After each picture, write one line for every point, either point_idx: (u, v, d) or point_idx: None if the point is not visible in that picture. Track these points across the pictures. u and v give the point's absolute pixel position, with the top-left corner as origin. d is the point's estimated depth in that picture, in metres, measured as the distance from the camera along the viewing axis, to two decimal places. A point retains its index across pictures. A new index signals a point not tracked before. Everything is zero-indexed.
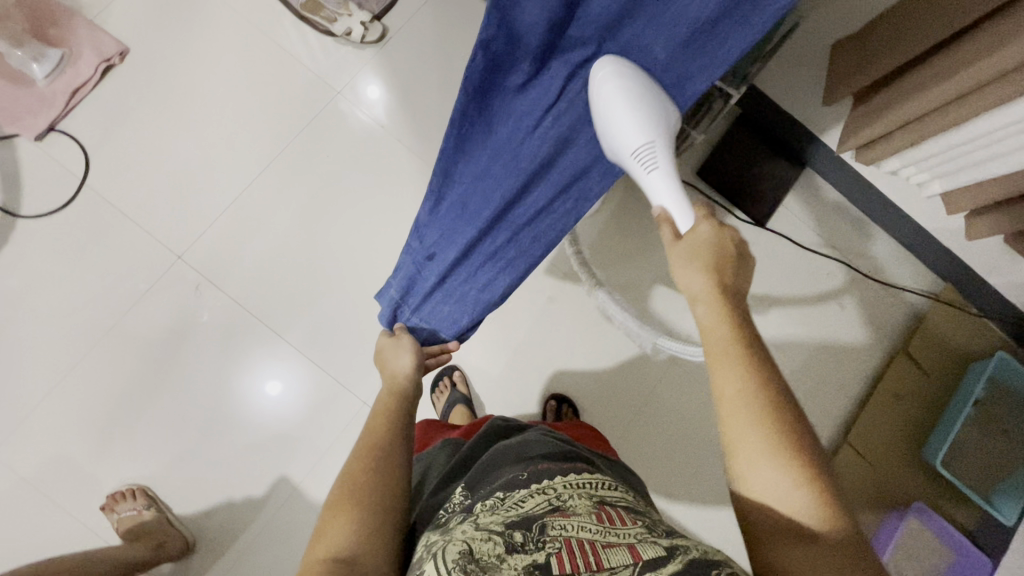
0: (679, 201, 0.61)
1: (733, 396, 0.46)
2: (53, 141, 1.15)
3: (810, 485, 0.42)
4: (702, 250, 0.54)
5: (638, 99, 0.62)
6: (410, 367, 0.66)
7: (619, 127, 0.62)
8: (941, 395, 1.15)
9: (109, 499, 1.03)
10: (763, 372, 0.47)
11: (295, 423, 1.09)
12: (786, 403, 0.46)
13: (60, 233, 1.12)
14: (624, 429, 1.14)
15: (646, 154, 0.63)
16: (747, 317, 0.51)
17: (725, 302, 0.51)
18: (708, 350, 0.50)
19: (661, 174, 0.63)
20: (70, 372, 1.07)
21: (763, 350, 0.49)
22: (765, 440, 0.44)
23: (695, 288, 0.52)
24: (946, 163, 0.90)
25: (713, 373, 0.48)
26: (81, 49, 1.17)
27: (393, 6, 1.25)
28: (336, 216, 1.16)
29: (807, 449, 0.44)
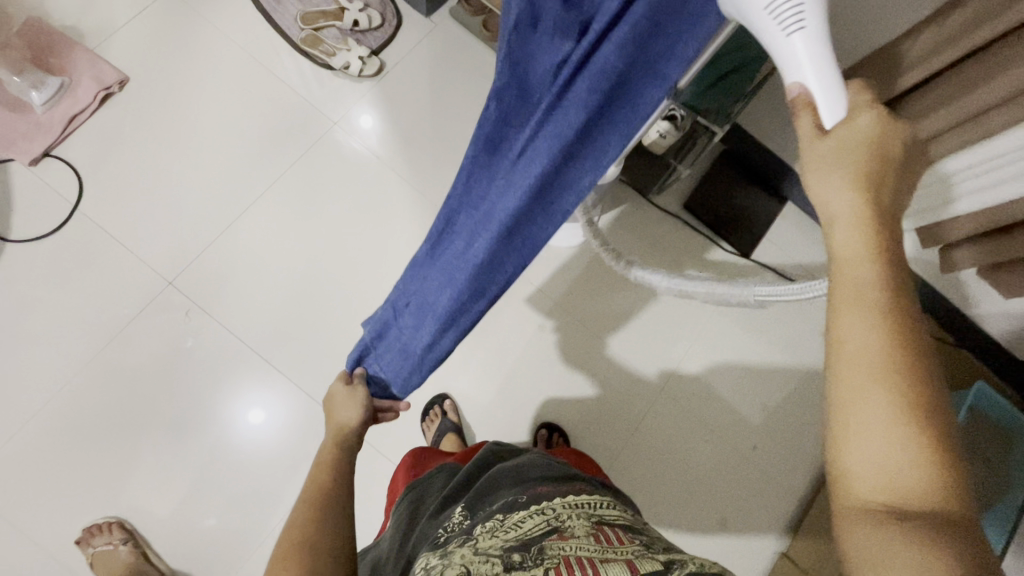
0: (830, 88, 0.39)
1: (863, 346, 0.35)
2: (47, 166, 1.15)
3: (932, 463, 0.33)
4: (837, 151, 0.38)
5: None
6: (352, 422, 0.69)
7: None
8: None
9: (86, 533, 1.00)
10: (904, 320, 0.36)
11: (282, 452, 1.07)
12: (921, 360, 0.35)
13: (50, 257, 1.11)
14: (615, 457, 1.14)
15: (784, 10, 0.39)
16: (902, 248, 0.38)
17: (880, 225, 0.37)
18: (837, 284, 0.37)
19: (806, 36, 0.39)
20: (53, 399, 1.05)
21: (911, 295, 0.37)
22: (888, 396, 0.34)
23: (833, 202, 0.38)
24: (919, 199, 0.95)
25: (835, 317, 0.37)
26: (81, 77, 1.19)
27: (390, 42, 1.29)
28: (330, 243, 1.17)
29: (938, 418, 0.34)
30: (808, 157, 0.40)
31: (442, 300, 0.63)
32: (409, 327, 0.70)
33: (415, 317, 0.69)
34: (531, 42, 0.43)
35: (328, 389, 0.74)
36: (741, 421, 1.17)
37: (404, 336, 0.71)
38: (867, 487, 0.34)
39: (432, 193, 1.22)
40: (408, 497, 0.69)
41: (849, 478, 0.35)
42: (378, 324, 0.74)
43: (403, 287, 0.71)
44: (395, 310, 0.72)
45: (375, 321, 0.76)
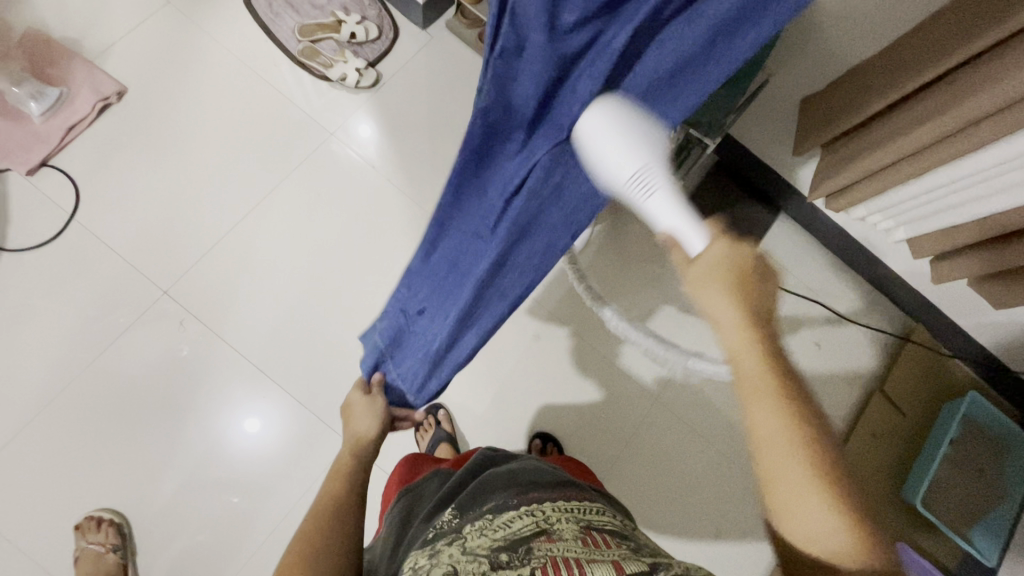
0: (691, 225, 0.47)
1: (772, 438, 0.42)
2: (44, 176, 1.15)
3: (850, 526, 0.41)
4: (717, 270, 0.45)
5: (631, 121, 0.43)
6: (368, 432, 0.72)
7: (606, 160, 0.44)
8: (917, 433, 1.17)
9: (80, 524, 0.99)
10: (801, 410, 0.42)
11: (275, 461, 1.07)
12: (817, 431, 0.42)
13: (45, 266, 1.11)
14: (610, 468, 1.13)
15: (642, 180, 0.45)
16: (777, 339, 0.44)
17: (756, 332, 0.43)
18: (738, 384, 0.44)
19: (664, 196, 0.46)
20: (45, 408, 1.05)
21: (797, 379, 0.43)
22: (804, 471, 0.41)
23: (716, 315, 0.44)
24: (909, 210, 0.96)
25: (746, 410, 0.43)
26: (80, 88, 1.20)
27: (387, 54, 1.31)
28: (326, 252, 1.18)
29: (846, 490, 0.41)
30: (688, 282, 0.46)
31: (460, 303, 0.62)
32: (427, 328, 0.71)
33: (431, 321, 0.70)
34: (516, 69, 0.43)
35: (347, 396, 0.76)
36: (736, 432, 1.17)
37: (416, 339, 0.73)
38: (805, 541, 0.42)
39: (427, 203, 1.23)
40: (401, 501, 0.69)
41: (793, 539, 0.43)
42: (388, 332, 0.75)
43: (410, 296, 0.72)
44: (406, 316, 0.73)
45: (383, 330, 0.76)
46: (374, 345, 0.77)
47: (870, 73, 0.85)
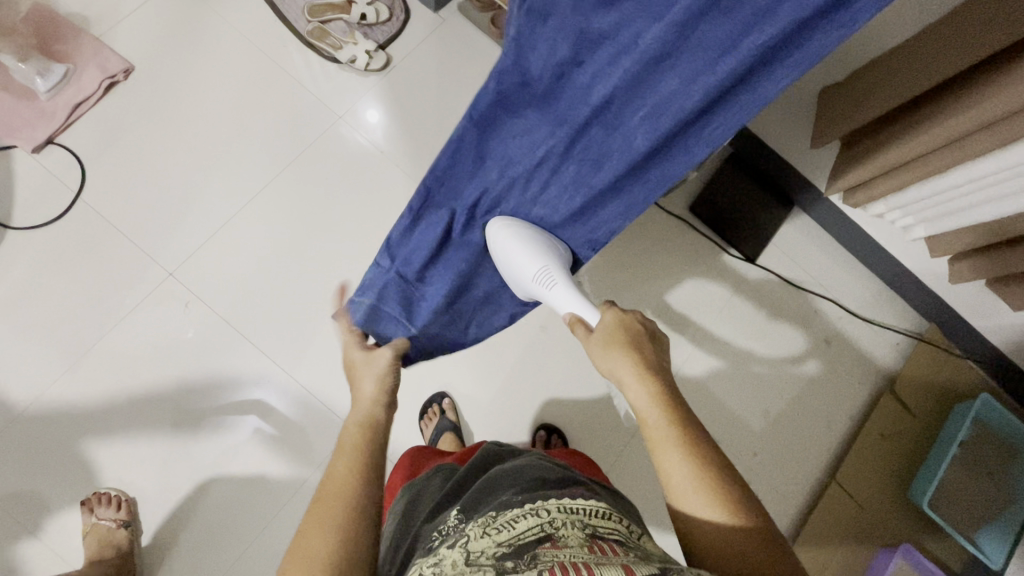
0: (584, 309, 0.64)
1: (681, 480, 0.47)
2: (50, 154, 1.14)
3: (762, 548, 0.44)
4: (613, 330, 0.58)
5: (525, 240, 0.69)
6: (369, 397, 0.58)
7: (515, 265, 0.69)
8: (926, 436, 1.16)
9: (90, 499, 1.00)
10: (701, 450, 0.48)
11: (278, 445, 1.07)
12: (723, 467, 0.48)
13: (51, 245, 1.11)
14: (614, 461, 1.13)
15: (543, 276, 0.67)
16: (679, 395, 0.53)
17: (655, 383, 0.53)
18: (648, 436, 0.50)
19: (563, 287, 0.67)
20: (50, 387, 1.05)
21: (698, 422, 0.50)
22: (716, 514, 0.45)
23: (621, 371, 0.54)
24: (930, 208, 0.93)
25: (657, 462, 0.49)
26: (86, 65, 1.18)
27: (398, 36, 1.28)
28: (332, 237, 1.16)
29: (752, 518, 0.45)
30: (594, 355, 0.58)
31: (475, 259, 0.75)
32: (434, 287, 0.76)
33: (438, 279, 0.76)
34: (534, 36, 0.56)
35: (345, 357, 0.65)
36: (743, 428, 1.16)
37: (429, 299, 0.77)
38: None
39: None
40: (404, 497, 0.68)
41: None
42: (405, 279, 0.76)
43: (408, 264, 0.75)
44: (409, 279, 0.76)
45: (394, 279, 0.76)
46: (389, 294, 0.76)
47: (886, 68, 0.83)
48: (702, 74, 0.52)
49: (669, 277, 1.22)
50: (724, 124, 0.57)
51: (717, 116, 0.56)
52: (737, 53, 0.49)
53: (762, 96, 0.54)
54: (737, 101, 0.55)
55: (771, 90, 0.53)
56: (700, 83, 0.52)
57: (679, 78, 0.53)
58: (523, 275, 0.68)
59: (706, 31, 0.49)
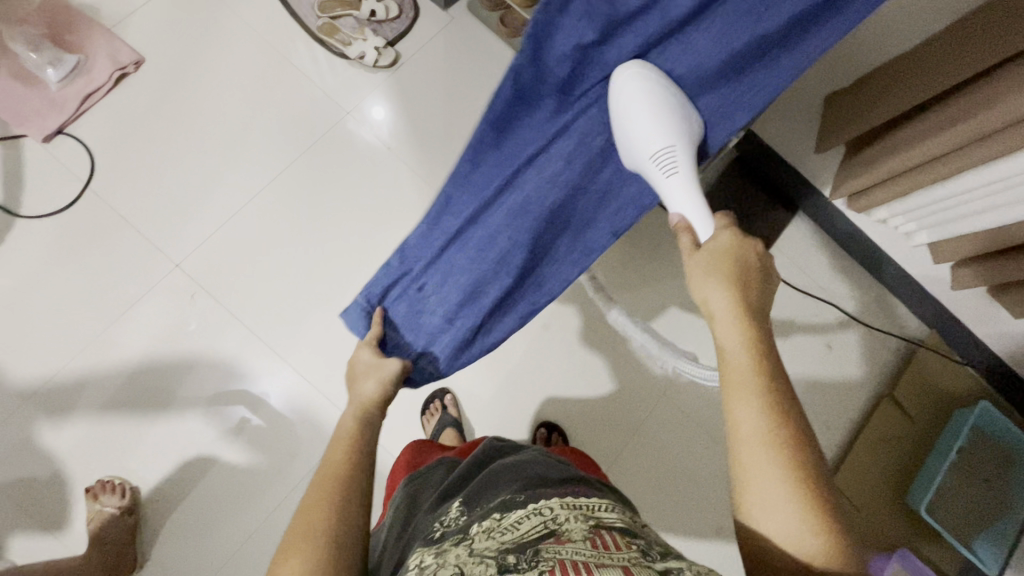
0: (696, 213, 0.60)
1: (751, 429, 0.44)
2: (60, 144, 1.15)
3: (820, 523, 0.41)
4: (720, 262, 0.53)
5: (658, 101, 0.62)
6: (368, 397, 0.58)
7: (642, 129, 0.62)
8: (925, 442, 1.17)
9: (93, 487, 1.00)
10: (782, 404, 0.45)
11: (279, 437, 1.07)
12: (802, 432, 0.44)
13: (59, 234, 1.11)
14: (614, 460, 1.13)
15: (666, 158, 0.62)
16: (770, 341, 0.49)
17: (749, 321, 0.49)
18: (726, 372, 0.48)
19: (681, 178, 0.62)
20: (55, 375, 1.06)
21: (784, 371, 0.47)
22: (781, 475, 0.42)
23: (716, 301, 0.51)
24: (933, 214, 0.94)
25: (730, 406, 0.46)
26: (97, 56, 1.19)
27: (407, 33, 1.29)
28: (338, 231, 1.17)
29: (817, 490, 0.42)
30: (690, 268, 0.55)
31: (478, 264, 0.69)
32: (437, 295, 0.70)
33: (441, 283, 0.70)
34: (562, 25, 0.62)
35: (352, 358, 0.63)
36: None
37: (428, 321, 0.70)
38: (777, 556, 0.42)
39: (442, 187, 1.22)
40: (406, 488, 0.68)
41: (762, 536, 0.43)
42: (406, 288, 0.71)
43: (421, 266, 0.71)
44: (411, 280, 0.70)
45: (395, 289, 0.71)
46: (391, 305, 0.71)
47: (892, 74, 0.83)
48: (733, 32, 0.63)
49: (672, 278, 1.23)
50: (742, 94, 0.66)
51: (750, 74, 0.65)
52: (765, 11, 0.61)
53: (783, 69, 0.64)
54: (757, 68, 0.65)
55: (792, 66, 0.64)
56: (738, 34, 0.63)
57: (712, 38, 0.64)
58: (645, 149, 0.62)
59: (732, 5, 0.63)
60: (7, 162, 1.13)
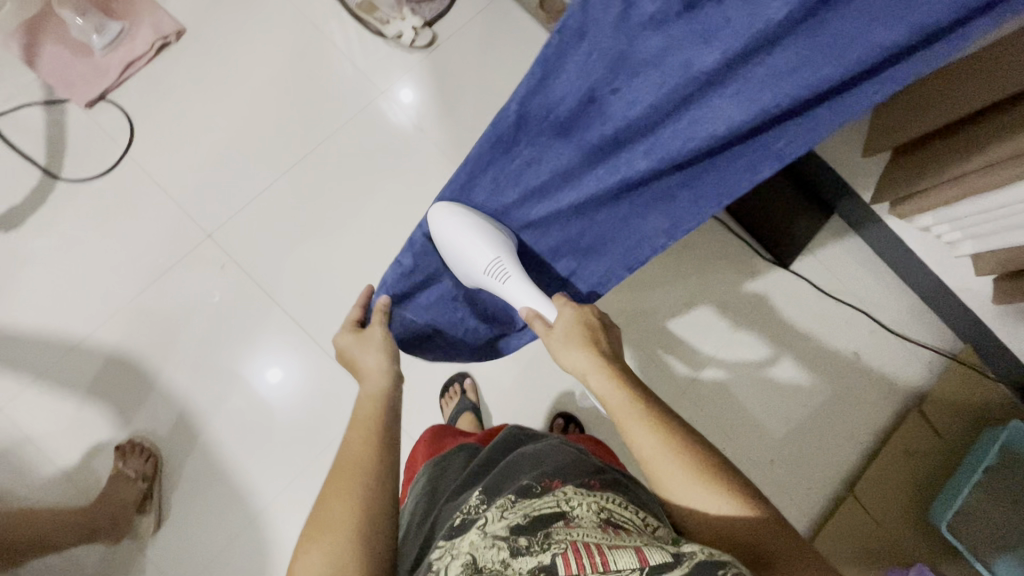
0: (541, 302, 0.63)
1: (650, 450, 0.48)
2: (101, 110, 1.17)
3: (742, 499, 0.45)
4: (574, 329, 0.58)
5: (478, 225, 0.67)
6: (379, 369, 0.58)
7: (464, 254, 0.66)
8: (953, 458, 1.14)
9: (122, 446, 1.03)
10: (666, 421, 0.50)
11: (299, 410, 1.09)
12: (693, 436, 0.49)
13: (97, 199, 1.14)
14: (630, 455, 1.13)
15: (495, 268, 0.65)
16: (638, 377, 0.54)
17: (613, 368, 0.54)
18: (613, 415, 0.52)
19: (517, 279, 0.65)
20: (89, 335, 1.09)
21: (652, 393, 0.53)
22: (685, 474, 0.46)
23: (580, 365, 0.56)
24: (979, 224, 0.90)
25: (626, 436, 0.50)
26: (141, 25, 1.21)
27: (445, 14, 1.28)
28: (367, 211, 1.17)
29: (726, 471, 0.47)
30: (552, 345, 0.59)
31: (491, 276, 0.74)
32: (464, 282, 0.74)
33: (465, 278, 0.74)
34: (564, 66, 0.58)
35: (335, 341, 0.63)
36: (759, 432, 1.16)
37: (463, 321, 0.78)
38: (733, 545, 0.44)
39: None
40: (427, 474, 0.69)
41: (707, 537, 0.45)
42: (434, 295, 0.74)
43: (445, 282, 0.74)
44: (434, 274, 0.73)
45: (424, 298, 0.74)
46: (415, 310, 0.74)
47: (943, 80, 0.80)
48: (764, 93, 0.52)
49: (700, 276, 1.21)
50: (774, 148, 0.57)
51: (785, 125, 0.55)
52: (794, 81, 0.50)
53: (833, 124, 0.52)
54: (794, 123, 0.54)
55: (845, 117, 0.52)
56: (772, 93, 0.51)
57: (740, 101, 0.53)
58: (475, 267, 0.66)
59: (773, 58, 0.50)
60: (50, 125, 1.16)
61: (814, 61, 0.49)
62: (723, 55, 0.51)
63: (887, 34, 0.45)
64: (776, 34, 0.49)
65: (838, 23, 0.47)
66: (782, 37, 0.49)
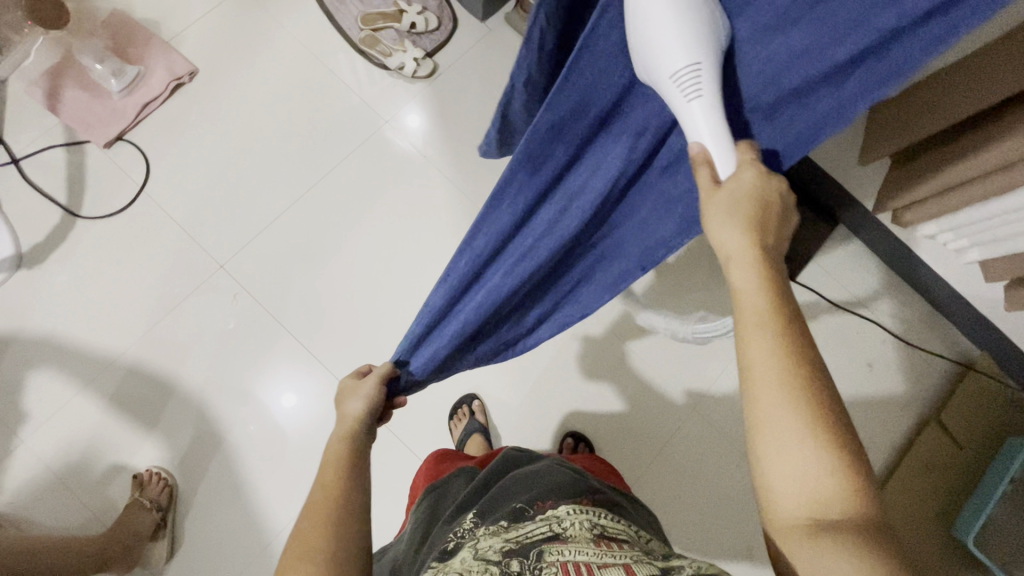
0: (723, 144, 0.44)
1: (763, 367, 0.40)
2: (120, 150, 1.22)
3: (841, 469, 0.37)
4: (740, 203, 0.44)
5: (682, 3, 0.40)
6: (356, 416, 0.57)
7: (656, 37, 0.41)
8: (975, 469, 1.11)
9: (139, 478, 1.05)
10: (797, 345, 0.41)
11: (307, 434, 1.10)
12: (820, 373, 0.40)
13: (115, 235, 1.18)
14: (642, 473, 1.12)
15: (687, 79, 0.42)
16: (790, 287, 0.43)
17: (766, 267, 0.43)
18: (739, 315, 0.43)
19: (704, 103, 0.43)
20: (108, 366, 1.12)
21: (799, 311, 0.43)
22: (791, 404, 0.39)
23: (727, 246, 0.44)
24: (983, 232, 0.90)
25: (745, 341, 0.42)
26: (156, 67, 1.26)
27: (445, 45, 1.32)
28: (374, 236, 1.20)
29: (836, 427, 0.38)
30: (705, 208, 0.46)
31: (503, 303, 0.66)
32: (473, 318, 0.64)
33: (479, 316, 0.65)
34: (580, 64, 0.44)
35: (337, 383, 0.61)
36: None
37: (477, 350, 0.73)
38: (801, 507, 0.38)
39: (475, 195, 1.23)
40: (426, 498, 0.69)
41: (774, 486, 0.39)
42: (437, 357, 0.67)
43: (454, 327, 0.65)
44: (444, 318, 0.64)
45: (430, 362, 0.67)
46: (416, 369, 0.67)
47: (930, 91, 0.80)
48: (794, 68, 0.43)
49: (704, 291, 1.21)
50: (793, 129, 0.48)
51: (825, 93, 0.45)
52: (838, 48, 0.41)
53: (848, 109, 0.45)
54: (815, 102, 0.45)
55: (863, 98, 0.44)
56: (794, 72, 0.43)
57: (768, 72, 0.44)
58: (661, 70, 0.42)
59: (794, 34, 0.41)
60: (71, 166, 1.21)
61: (836, 40, 0.40)
62: (752, 28, 0.42)
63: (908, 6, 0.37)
64: (799, 11, 0.40)
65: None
66: (808, 9, 0.40)
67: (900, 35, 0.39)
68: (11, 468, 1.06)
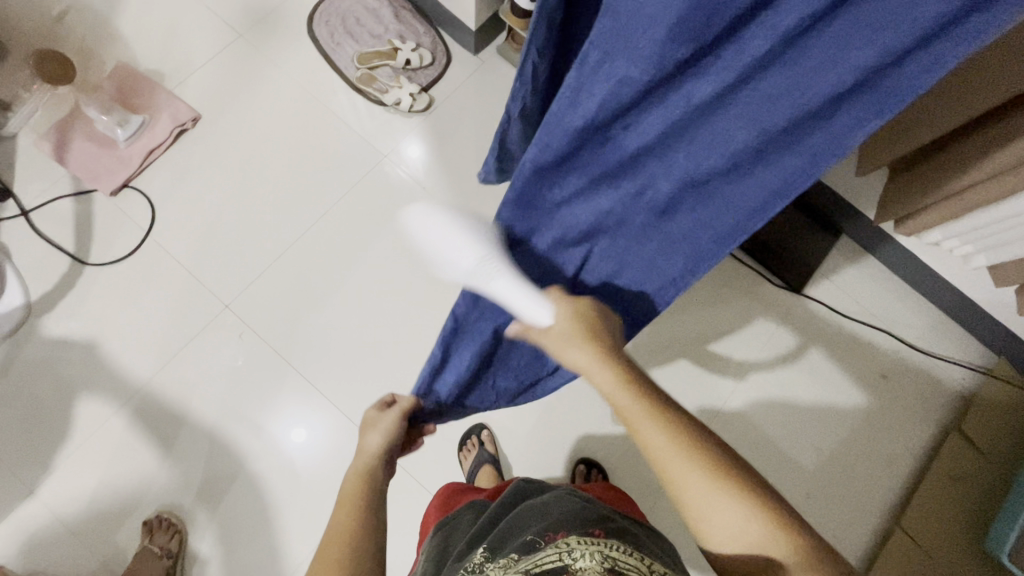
0: (528, 302, 0.58)
1: (662, 453, 0.48)
2: (126, 196, 1.25)
3: (760, 509, 0.45)
4: (573, 330, 0.56)
5: (456, 227, 0.59)
6: (374, 452, 0.56)
7: (445, 253, 0.59)
8: (1003, 478, 1.07)
9: (148, 524, 1.04)
10: (678, 424, 0.49)
11: (317, 471, 1.09)
12: (707, 437, 0.49)
13: (122, 281, 1.19)
14: (658, 498, 1.09)
15: (479, 269, 0.58)
16: (645, 374, 0.53)
17: (622, 367, 0.53)
18: (620, 416, 0.51)
19: (502, 279, 0.58)
20: (115, 411, 1.12)
21: (659, 390, 0.52)
22: (700, 473, 0.46)
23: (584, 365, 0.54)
24: (988, 236, 0.89)
25: (637, 436, 0.49)
26: (160, 115, 1.29)
27: (440, 79, 1.35)
28: (377, 269, 1.21)
29: (741, 476, 0.47)
30: (557, 344, 0.56)
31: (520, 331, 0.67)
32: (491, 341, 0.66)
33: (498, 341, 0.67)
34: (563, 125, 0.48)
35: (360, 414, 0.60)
36: (794, 466, 1.12)
37: (498, 385, 0.74)
38: (751, 553, 0.45)
39: None
40: (436, 533, 0.68)
41: (721, 543, 0.46)
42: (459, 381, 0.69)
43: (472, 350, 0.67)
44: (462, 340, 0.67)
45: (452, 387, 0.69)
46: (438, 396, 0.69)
47: None
48: (774, 113, 0.45)
49: (710, 309, 1.20)
50: (786, 164, 0.49)
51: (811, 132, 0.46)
52: (818, 92, 0.42)
53: (843, 142, 0.45)
54: (807, 137, 0.47)
55: (858, 129, 0.44)
56: (778, 115, 0.45)
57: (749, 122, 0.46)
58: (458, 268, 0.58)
59: (768, 83, 0.43)
60: (78, 214, 1.23)
61: (816, 81, 0.41)
62: (726, 84, 0.43)
63: (884, 39, 0.38)
64: (775, 60, 0.41)
65: (831, 42, 0.39)
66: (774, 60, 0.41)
67: (881, 70, 0.40)
68: (22, 521, 1.06)
